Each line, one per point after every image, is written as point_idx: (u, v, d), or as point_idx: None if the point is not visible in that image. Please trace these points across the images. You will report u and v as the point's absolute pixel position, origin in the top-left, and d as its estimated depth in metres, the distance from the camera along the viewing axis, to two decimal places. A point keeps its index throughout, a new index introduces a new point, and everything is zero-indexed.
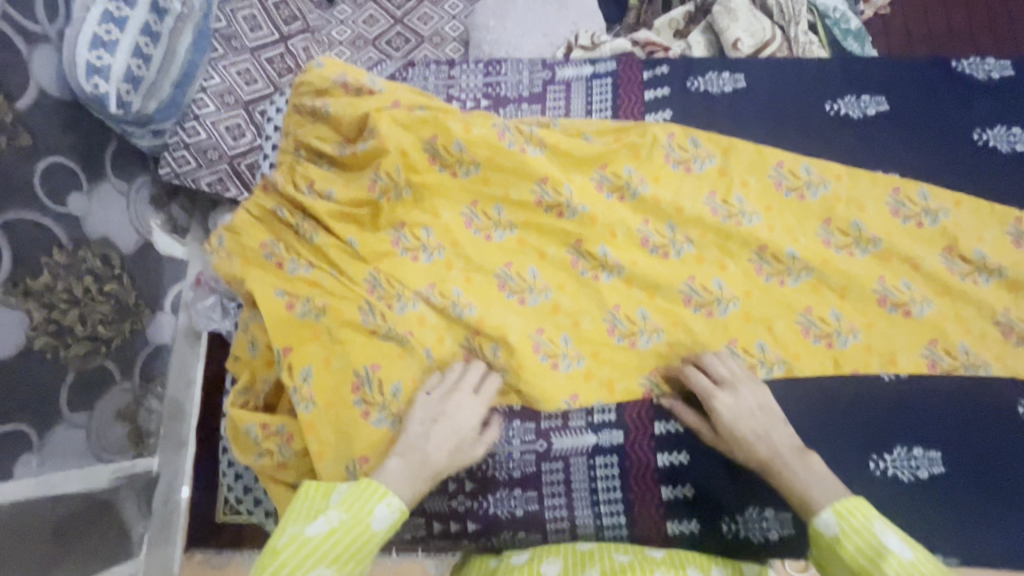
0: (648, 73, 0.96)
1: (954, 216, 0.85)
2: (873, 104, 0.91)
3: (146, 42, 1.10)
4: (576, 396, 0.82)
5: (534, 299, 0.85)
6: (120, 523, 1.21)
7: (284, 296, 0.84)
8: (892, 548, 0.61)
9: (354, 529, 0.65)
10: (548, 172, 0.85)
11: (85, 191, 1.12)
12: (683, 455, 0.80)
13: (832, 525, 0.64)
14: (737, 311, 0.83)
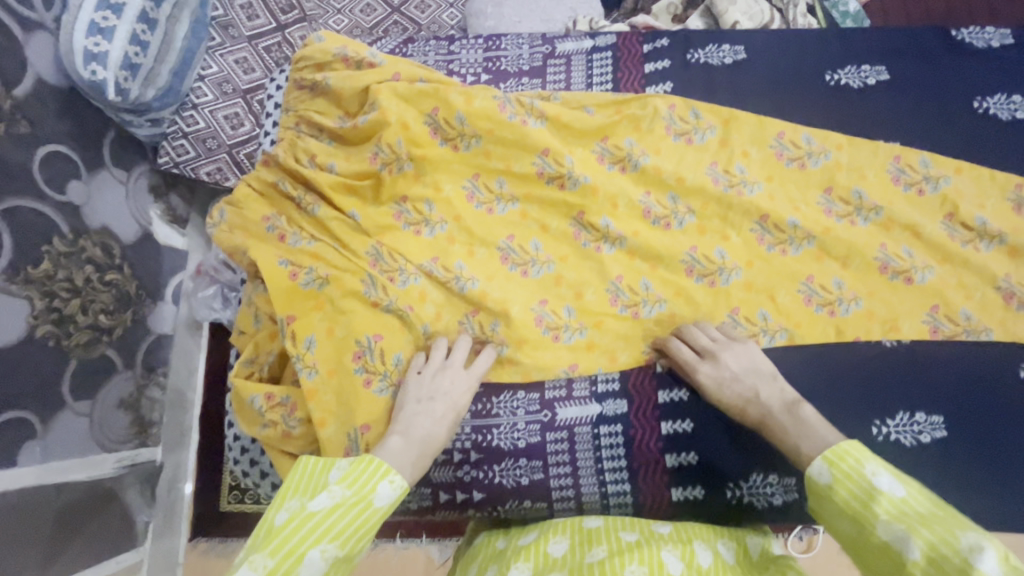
0: (648, 46, 0.96)
1: (955, 183, 0.85)
2: (873, 74, 0.91)
3: (143, 29, 1.10)
4: (576, 365, 0.83)
5: (537, 271, 0.85)
6: (126, 511, 1.22)
7: (288, 265, 0.84)
8: (884, 488, 0.56)
9: (359, 506, 0.60)
10: (549, 143, 0.85)
11: (84, 178, 1.12)
12: (687, 422, 0.80)
13: (822, 473, 0.60)
14: (739, 280, 0.84)
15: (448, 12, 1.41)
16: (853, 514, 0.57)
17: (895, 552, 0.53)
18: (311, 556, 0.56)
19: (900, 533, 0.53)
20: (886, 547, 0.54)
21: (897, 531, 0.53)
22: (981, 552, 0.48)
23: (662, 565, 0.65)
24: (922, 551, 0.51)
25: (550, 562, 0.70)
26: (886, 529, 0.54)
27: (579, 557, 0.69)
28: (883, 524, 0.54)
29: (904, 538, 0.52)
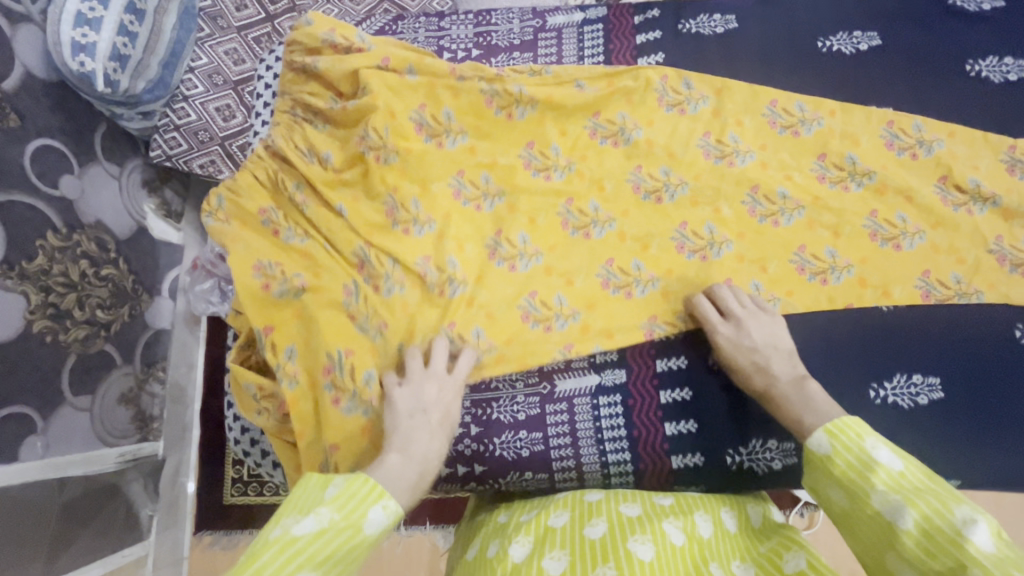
0: (639, 17, 0.95)
1: (948, 146, 0.85)
2: (865, 40, 0.91)
3: (131, 19, 1.08)
4: (570, 345, 0.82)
5: (525, 265, 0.84)
6: (129, 506, 1.22)
7: (261, 277, 0.82)
8: (882, 462, 0.56)
9: (344, 536, 0.53)
10: (535, 135, 0.87)
11: (77, 173, 1.12)
12: (686, 391, 0.81)
13: (823, 444, 0.60)
14: (731, 252, 0.83)
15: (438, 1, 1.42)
16: (849, 485, 0.57)
17: (887, 522, 0.53)
18: None
19: (894, 502, 0.53)
20: (878, 516, 0.54)
21: (893, 501, 0.53)
22: (975, 523, 0.48)
23: (664, 535, 0.66)
24: (916, 520, 0.51)
25: (550, 534, 0.70)
26: (880, 499, 0.54)
27: (580, 527, 0.69)
28: (879, 494, 0.54)
29: (897, 507, 0.52)
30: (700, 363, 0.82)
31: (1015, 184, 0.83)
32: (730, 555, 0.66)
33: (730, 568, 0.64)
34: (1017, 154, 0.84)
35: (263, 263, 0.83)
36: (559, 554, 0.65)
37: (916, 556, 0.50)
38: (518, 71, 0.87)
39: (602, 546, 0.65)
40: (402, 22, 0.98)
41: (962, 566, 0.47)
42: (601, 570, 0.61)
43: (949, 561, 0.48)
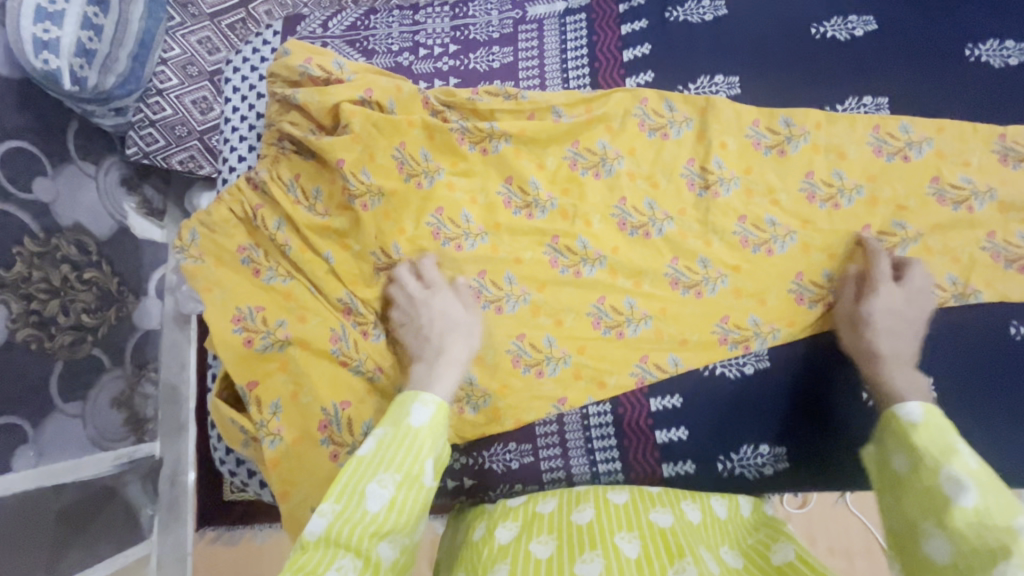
0: (624, 5, 0.90)
1: (938, 145, 0.82)
2: (861, 25, 0.86)
3: (95, 11, 1.03)
4: (564, 399, 0.80)
5: (512, 305, 0.81)
6: (128, 508, 1.18)
7: (242, 331, 0.75)
8: (964, 455, 0.56)
9: (400, 434, 0.60)
10: (513, 171, 0.83)
11: (51, 175, 1.08)
12: (676, 398, 0.79)
13: (915, 414, 0.60)
14: (726, 288, 0.81)
15: None
16: (920, 456, 0.57)
17: (945, 496, 0.53)
18: (371, 490, 0.55)
19: (962, 481, 0.53)
20: (938, 491, 0.54)
21: (960, 480, 0.53)
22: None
23: (651, 523, 0.67)
24: (975, 503, 0.51)
25: (538, 519, 0.70)
26: (946, 475, 0.54)
27: (566, 514, 0.70)
28: (948, 472, 0.54)
29: (962, 486, 0.53)
30: (690, 371, 0.80)
31: (1011, 176, 0.80)
32: (719, 542, 0.67)
33: (719, 552, 0.65)
34: (1010, 144, 0.81)
35: (243, 313, 0.76)
36: (547, 538, 0.67)
37: (960, 532, 0.50)
38: (493, 92, 0.84)
39: (590, 532, 0.65)
40: (374, 17, 0.93)
41: (1004, 548, 0.47)
42: (588, 556, 0.61)
43: (989, 541, 0.48)
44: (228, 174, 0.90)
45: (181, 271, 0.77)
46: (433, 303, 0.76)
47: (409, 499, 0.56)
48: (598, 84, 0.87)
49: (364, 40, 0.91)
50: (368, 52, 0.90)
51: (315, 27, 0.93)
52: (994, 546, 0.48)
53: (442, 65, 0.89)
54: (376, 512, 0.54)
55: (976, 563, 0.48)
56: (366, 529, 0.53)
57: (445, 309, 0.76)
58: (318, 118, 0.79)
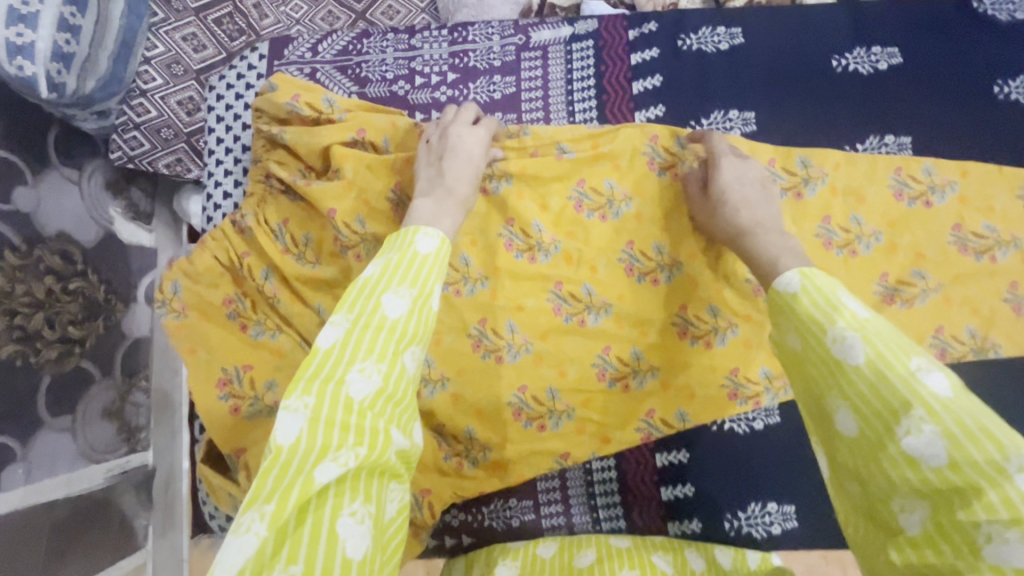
0: (634, 32, 0.85)
1: (962, 189, 0.78)
2: (885, 57, 0.82)
3: (72, 11, 0.95)
4: (567, 455, 0.77)
5: (514, 356, 0.78)
6: (122, 519, 1.11)
7: (227, 398, 0.71)
8: (850, 306, 0.49)
9: (407, 259, 0.55)
10: (515, 212, 0.79)
11: (32, 183, 1.04)
12: (683, 453, 0.77)
13: (793, 283, 0.53)
14: (737, 338, 0.78)
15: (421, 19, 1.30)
16: (805, 326, 0.50)
17: (836, 360, 0.47)
18: (388, 300, 0.52)
19: (848, 341, 0.47)
20: (830, 357, 0.48)
21: (848, 338, 0.47)
22: (930, 369, 0.43)
23: (653, 567, 0.66)
24: (868, 357, 0.45)
25: (538, 563, 0.68)
26: (834, 336, 0.48)
27: (568, 559, 0.68)
28: (834, 333, 0.48)
29: (849, 344, 0.47)
30: (698, 427, 0.77)
31: None
32: None
33: None
34: None
35: (229, 376, 0.71)
36: None
37: (860, 396, 0.46)
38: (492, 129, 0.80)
39: None
40: (367, 40, 0.87)
41: (907, 407, 0.43)
42: None
43: (891, 398, 0.44)
44: (213, 212, 0.84)
45: (163, 327, 0.72)
46: (456, 144, 0.72)
47: (425, 315, 0.54)
48: (605, 118, 0.82)
49: (356, 67, 0.85)
50: (361, 80, 0.84)
51: (303, 51, 0.87)
52: (895, 407, 0.43)
53: (440, 95, 0.83)
54: (396, 318, 0.51)
55: (882, 429, 0.44)
56: (389, 334, 0.51)
57: (466, 151, 0.72)
58: (306, 159, 0.74)
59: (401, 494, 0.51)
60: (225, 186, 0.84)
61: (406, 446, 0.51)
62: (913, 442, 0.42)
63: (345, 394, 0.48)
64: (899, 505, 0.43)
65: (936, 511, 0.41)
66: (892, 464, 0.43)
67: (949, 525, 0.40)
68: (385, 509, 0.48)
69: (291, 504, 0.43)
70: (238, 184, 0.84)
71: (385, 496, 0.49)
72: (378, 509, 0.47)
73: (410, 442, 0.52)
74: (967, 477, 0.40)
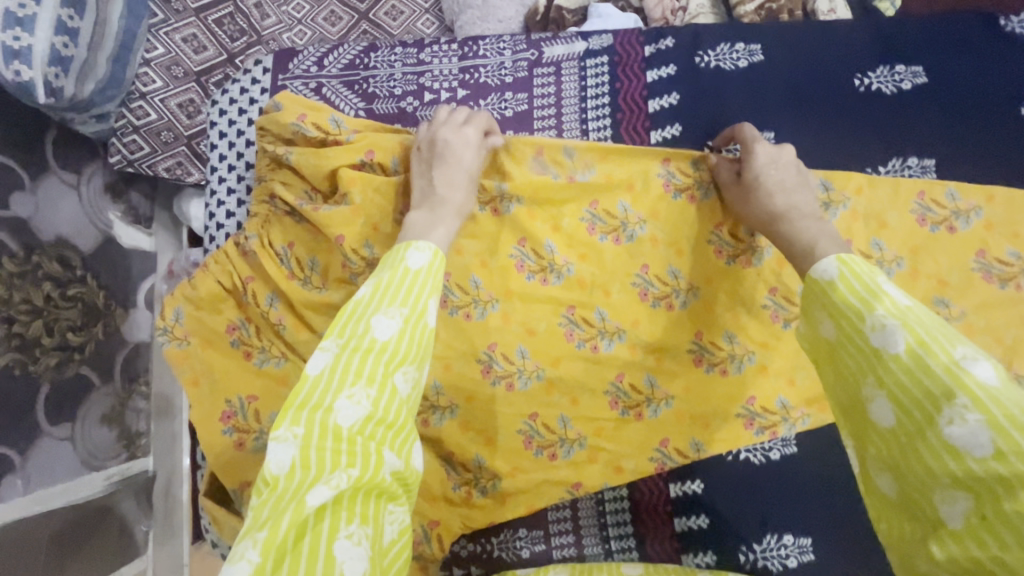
0: (650, 48, 0.83)
1: (987, 215, 0.75)
2: (909, 76, 0.79)
3: (70, 14, 0.94)
4: (579, 484, 0.75)
5: (524, 383, 0.75)
6: (121, 524, 1.07)
7: (232, 431, 0.69)
8: (891, 294, 0.50)
9: (397, 277, 0.54)
10: (527, 232, 0.77)
11: (29, 188, 1.02)
12: (697, 483, 0.76)
13: (830, 270, 0.54)
14: (753, 366, 0.76)
15: (423, 20, 1.26)
16: (842, 314, 0.51)
17: (875, 349, 0.48)
18: (379, 321, 0.51)
19: (888, 327, 0.47)
20: (868, 345, 0.48)
21: (888, 325, 0.47)
22: (976, 359, 0.43)
23: None
24: (908, 345, 0.46)
25: None
26: (873, 324, 0.49)
27: None
28: (874, 320, 0.49)
29: (890, 331, 0.47)
30: (714, 457, 0.76)
31: None
32: None
33: None
34: None
35: (232, 409, 0.70)
36: None
37: (898, 384, 0.46)
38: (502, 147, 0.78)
39: None
40: (374, 54, 0.84)
41: (949, 395, 0.43)
42: None
43: (933, 386, 0.44)
44: (215, 231, 0.82)
45: (165, 356, 0.71)
46: (446, 148, 0.70)
47: (418, 333, 0.52)
48: (620, 137, 0.80)
49: (363, 82, 0.83)
50: (368, 96, 0.82)
51: (309, 64, 0.85)
52: (936, 395, 0.43)
53: None
54: (386, 340, 0.50)
55: (923, 417, 0.44)
56: (379, 356, 0.49)
57: (456, 153, 0.70)
58: (312, 182, 0.72)
59: (402, 517, 0.49)
60: (228, 205, 0.82)
61: (400, 467, 0.48)
62: (956, 431, 0.41)
63: (333, 423, 0.46)
64: (940, 495, 0.43)
65: (979, 502, 0.41)
66: (932, 453, 0.43)
67: (995, 518, 0.39)
68: (382, 532, 0.46)
69: (285, 525, 0.41)
70: (242, 203, 0.82)
71: (382, 517, 0.46)
72: (376, 531, 0.45)
73: (406, 464, 0.49)
74: (1015, 468, 0.39)
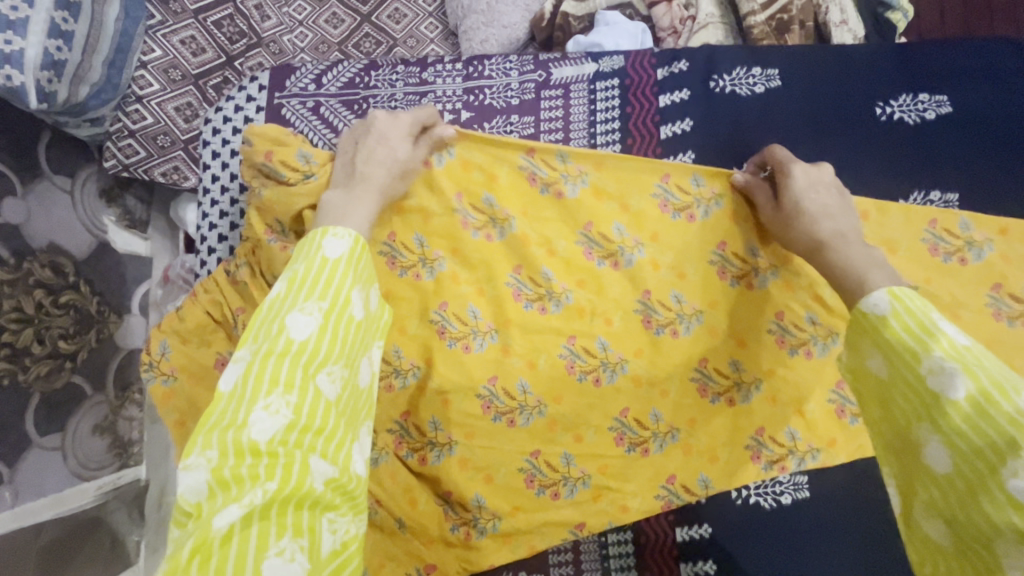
0: (663, 71, 0.80)
1: (1001, 248, 0.72)
2: (933, 105, 0.76)
3: (65, 16, 0.88)
4: (582, 525, 0.73)
5: (525, 420, 0.72)
6: (113, 534, 1.01)
7: None
8: (947, 333, 0.46)
9: (314, 268, 0.50)
10: (521, 259, 0.74)
11: (22, 194, 0.98)
12: (705, 527, 0.73)
13: (882, 304, 0.51)
14: (761, 395, 0.73)
15: (427, 23, 1.19)
16: (895, 352, 0.47)
17: (931, 392, 0.44)
18: (293, 319, 0.47)
19: (946, 370, 0.44)
20: (924, 388, 0.45)
21: (946, 368, 0.44)
22: None
23: None
24: (970, 392, 0.42)
25: None
26: (930, 367, 0.45)
27: None
28: (931, 362, 0.45)
29: (949, 375, 0.43)
30: (720, 500, 0.73)
31: None
32: None
33: None
34: None
35: None
36: None
37: (956, 431, 0.42)
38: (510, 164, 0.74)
39: None
40: (375, 73, 0.82)
41: (1015, 445, 0.38)
42: None
43: (995, 435, 0.40)
44: (206, 255, 0.80)
45: (151, 392, 0.69)
46: (371, 126, 0.68)
47: (341, 328, 0.49)
48: None
49: (363, 103, 0.80)
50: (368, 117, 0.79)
51: (307, 82, 0.82)
52: (999, 445, 0.39)
53: None
54: (302, 338, 0.46)
55: (983, 467, 0.40)
56: (294, 356, 0.45)
57: (384, 137, 0.68)
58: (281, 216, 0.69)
59: (347, 526, 0.44)
60: (220, 228, 0.79)
61: (334, 474, 0.44)
62: (1021, 485, 0.37)
63: (245, 440, 0.41)
64: (1003, 548, 0.38)
65: None
66: (994, 507, 0.39)
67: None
68: (321, 541, 0.42)
69: (186, 554, 0.36)
70: (234, 226, 0.79)
71: (319, 528, 0.42)
72: (311, 542, 0.41)
73: (343, 470, 0.45)
74: None
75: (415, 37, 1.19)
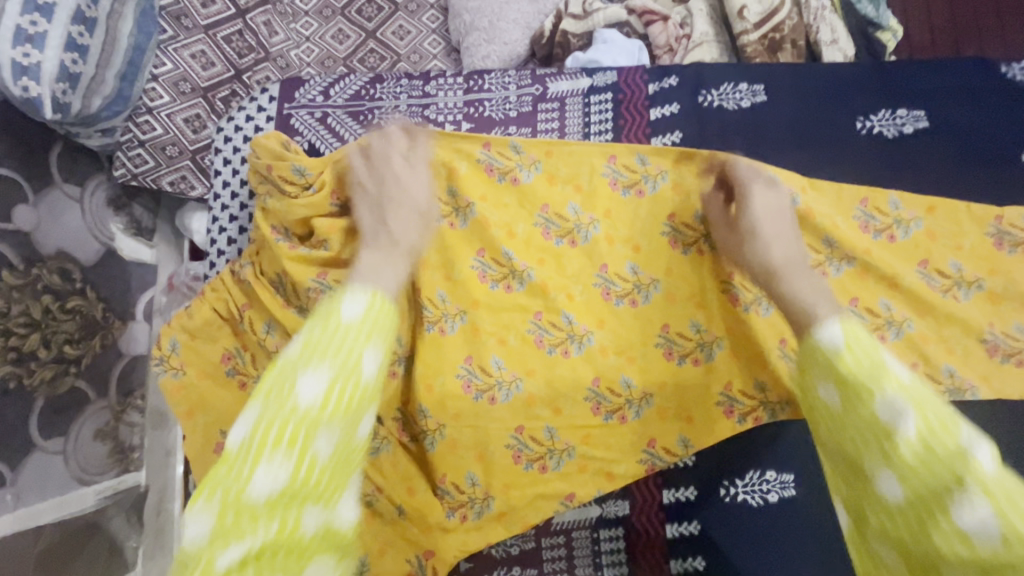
0: (654, 86, 0.84)
1: (927, 225, 0.75)
2: (911, 120, 0.80)
3: (81, 31, 0.95)
4: (572, 496, 0.74)
5: (504, 395, 0.74)
6: (110, 541, 1.05)
7: None
8: (899, 372, 0.46)
9: (329, 329, 0.45)
10: (485, 242, 0.77)
11: (33, 202, 1.01)
12: (694, 525, 0.75)
13: (836, 338, 0.50)
14: (724, 353, 0.76)
15: (430, 39, 1.24)
16: (849, 384, 0.47)
17: (884, 426, 0.44)
18: (305, 380, 0.43)
19: (897, 405, 0.44)
20: (875, 419, 0.45)
21: (895, 404, 0.44)
22: (983, 445, 0.40)
23: None
24: (920, 429, 0.42)
25: None
26: (883, 400, 0.45)
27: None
28: (882, 396, 0.45)
29: (900, 411, 0.44)
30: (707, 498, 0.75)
31: None
32: None
33: None
34: None
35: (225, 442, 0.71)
36: None
37: (907, 466, 0.43)
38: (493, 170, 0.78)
39: None
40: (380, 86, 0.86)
41: (959, 482, 0.40)
42: None
43: (941, 475, 0.41)
44: (216, 257, 0.83)
45: (161, 386, 0.72)
46: (385, 175, 0.67)
47: (350, 392, 0.44)
48: None
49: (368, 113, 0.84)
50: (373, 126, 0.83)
51: (315, 93, 0.86)
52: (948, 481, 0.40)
53: None
54: (308, 405, 0.42)
55: (931, 501, 0.41)
56: (302, 420, 0.42)
57: (404, 187, 0.67)
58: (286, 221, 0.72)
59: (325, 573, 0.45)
60: (229, 231, 0.82)
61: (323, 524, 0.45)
62: (967, 520, 0.39)
63: (248, 496, 0.40)
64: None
65: None
66: (943, 537, 0.40)
67: None
68: None
69: None
70: (243, 229, 0.83)
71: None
72: None
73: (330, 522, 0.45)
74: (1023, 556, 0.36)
75: (419, 53, 1.23)
